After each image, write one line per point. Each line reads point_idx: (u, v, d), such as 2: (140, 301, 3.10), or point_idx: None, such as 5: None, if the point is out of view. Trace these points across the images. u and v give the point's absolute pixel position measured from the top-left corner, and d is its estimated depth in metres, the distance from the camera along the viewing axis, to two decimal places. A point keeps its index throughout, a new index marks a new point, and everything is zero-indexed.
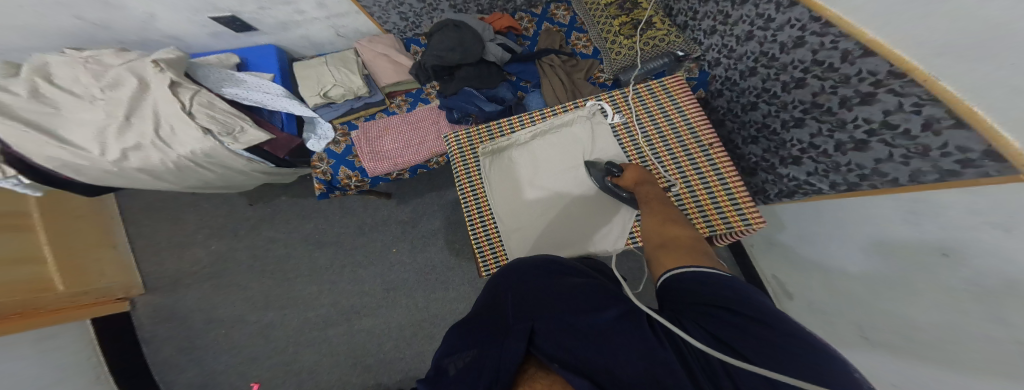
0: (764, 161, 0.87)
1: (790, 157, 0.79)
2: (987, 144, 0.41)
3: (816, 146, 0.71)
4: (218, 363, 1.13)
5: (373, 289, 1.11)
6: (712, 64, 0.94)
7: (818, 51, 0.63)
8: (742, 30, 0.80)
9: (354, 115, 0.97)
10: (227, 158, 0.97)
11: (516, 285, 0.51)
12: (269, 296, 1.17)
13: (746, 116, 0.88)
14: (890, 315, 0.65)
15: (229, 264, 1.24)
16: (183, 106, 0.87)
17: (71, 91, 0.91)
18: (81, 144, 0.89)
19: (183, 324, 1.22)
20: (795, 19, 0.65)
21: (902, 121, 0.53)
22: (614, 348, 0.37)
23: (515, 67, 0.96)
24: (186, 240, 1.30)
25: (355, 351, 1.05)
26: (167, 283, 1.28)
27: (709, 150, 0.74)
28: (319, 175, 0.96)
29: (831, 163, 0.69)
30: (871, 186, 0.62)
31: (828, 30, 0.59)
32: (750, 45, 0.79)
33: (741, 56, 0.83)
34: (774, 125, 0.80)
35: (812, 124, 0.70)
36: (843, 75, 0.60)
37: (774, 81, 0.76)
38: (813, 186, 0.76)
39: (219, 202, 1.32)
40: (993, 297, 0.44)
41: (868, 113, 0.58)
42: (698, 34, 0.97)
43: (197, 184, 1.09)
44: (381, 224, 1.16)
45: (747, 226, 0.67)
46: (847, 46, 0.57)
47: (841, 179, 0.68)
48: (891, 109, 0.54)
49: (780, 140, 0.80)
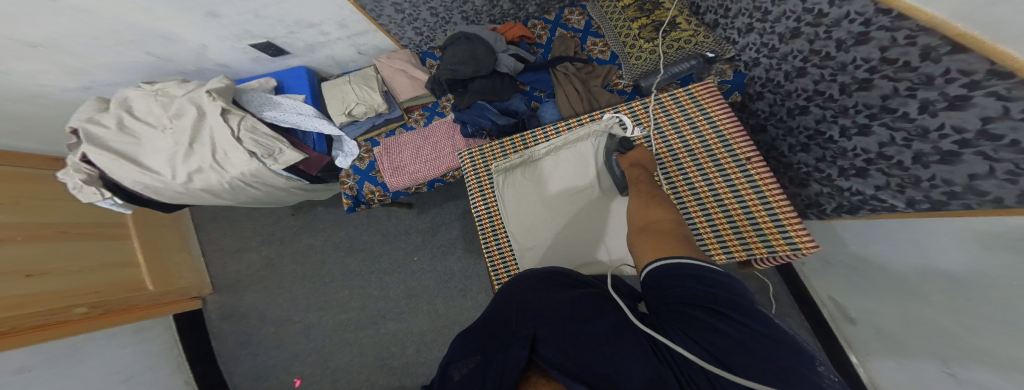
0: (819, 171, 0.78)
1: (854, 168, 0.70)
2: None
3: (888, 156, 0.62)
4: (269, 357, 1.27)
5: (398, 295, 1.17)
6: (749, 65, 0.86)
7: (888, 48, 0.54)
8: (787, 27, 0.73)
9: (375, 131, 1.03)
10: (269, 177, 1.07)
11: (518, 297, 0.51)
12: (308, 299, 1.28)
13: (794, 121, 0.80)
14: (982, 352, 0.55)
15: (276, 269, 1.38)
16: (231, 131, 0.97)
17: (146, 121, 1.05)
18: (156, 168, 1.03)
19: (241, 321, 1.38)
20: (856, 12, 0.57)
21: (1008, 131, 0.42)
22: (611, 351, 0.37)
23: (528, 77, 0.91)
24: (242, 246, 1.46)
25: (382, 353, 1.11)
26: (228, 284, 1.45)
27: (746, 165, 0.68)
28: (346, 190, 1.04)
29: (909, 177, 0.59)
30: (963, 205, 0.51)
31: (900, 25, 0.51)
32: (798, 43, 0.72)
33: (787, 56, 0.75)
34: (831, 131, 0.72)
35: (881, 130, 0.61)
36: (924, 75, 0.50)
37: (829, 82, 0.68)
38: (885, 201, 0.65)
39: (266, 213, 1.47)
40: None
41: (958, 120, 0.48)
42: (731, 33, 0.89)
43: (248, 200, 1.22)
44: (405, 233, 1.22)
45: (794, 251, 0.60)
46: (927, 42, 0.48)
47: (921, 197, 0.58)
48: (993, 115, 0.43)
49: (839, 149, 0.72)
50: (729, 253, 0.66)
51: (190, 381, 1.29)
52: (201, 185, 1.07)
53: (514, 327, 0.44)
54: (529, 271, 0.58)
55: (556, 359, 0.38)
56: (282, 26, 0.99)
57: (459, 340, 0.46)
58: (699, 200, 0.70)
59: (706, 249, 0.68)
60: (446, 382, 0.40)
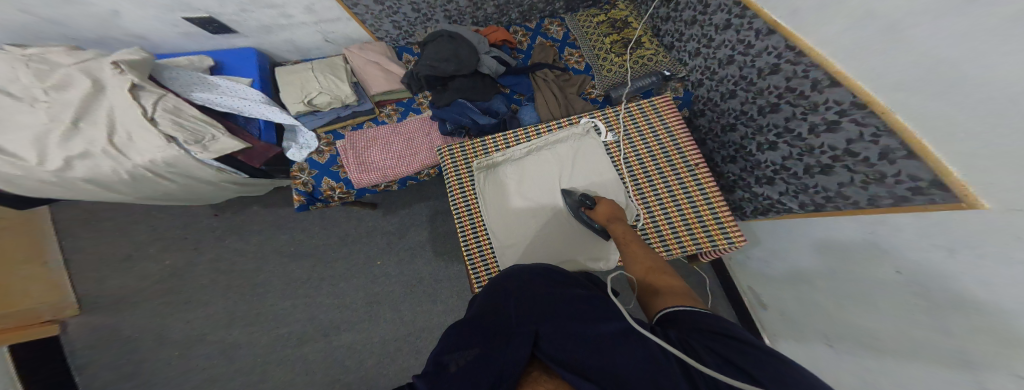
0: (742, 179, 0.96)
1: (764, 177, 0.88)
2: (933, 174, 0.49)
3: (788, 167, 0.80)
4: (174, 387, 1.04)
5: (355, 303, 1.06)
6: (696, 85, 1.00)
7: (791, 78, 0.70)
8: (724, 54, 0.87)
9: (340, 123, 0.94)
10: (193, 167, 0.89)
11: (512, 292, 0.54)
12: (235, 314, 1.09)
13: (725, 137, 0.97)
14: (855, 323, 0.74)
15: (187, 280, 1.14)
16: (144, 112, 0.80)
17: (5, 91, 0.79)
18: (14, 151, 0.77)
19: (130, 348, 1.10)
20: (773, 47, 0.72)
21: (863, 149, 0.61)
22: (613, 352, 0.42)
23: (510, 80, 0.96)
24: (138, 255, 1.18)
25: (334, 368, 0.99)
26: (111, 303, 1.14)
27: (695, 170, 0.83)
28: (300, 186, 0.93)
29: (800, 184, 0.78)
30: (834, 207, 0.72)
31: (800, 60, 0.67)
32: (731, 69, 0.86)
33: (723, 79, 0.90)
34: (750, 146, 0.89)
35: (783, 146, 0.79)
36: (812, 103, 0.68)
37: (751, 104, 0.84)
38: (785, 205, 0.85)
39: (178, 212, 1.22)
40: (944, 310, 0.54)
41: (832, 140, 0.67)
42: (683, 55, 1.02)
43: (157, 195, 1.00)
44: (366, 235, 1.13)
45: (731, 244, 0.76)
46: (817, 76, 0.64)
47: (809, 200, 0.77)
48: (853, 138, 0.62)
49: (755, 161, 0.89)
50: (682, 247, 0.79)
51: None
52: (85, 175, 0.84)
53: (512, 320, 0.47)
54: (518, 267, 0.62)
55: (561, 356, 0.42)
56: (233, 2, 0.87)
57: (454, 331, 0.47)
58: (659, 201, 0.82)
59: (665, 244, 0.80)
60: (442, 373, 0.40)
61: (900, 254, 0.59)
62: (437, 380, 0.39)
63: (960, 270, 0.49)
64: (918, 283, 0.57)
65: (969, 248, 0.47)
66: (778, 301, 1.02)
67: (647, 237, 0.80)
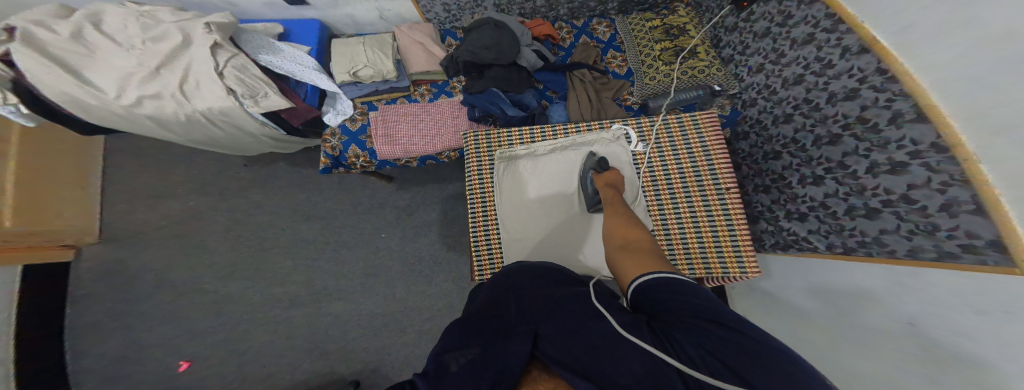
0: (770, 211, 0.90)
1: (796, 212, 0.82)
2: (997, 234, 0.45)
3: (827, 206, 0.74)
4: (162, 330, 1.11)
5: (353, 273, 1.12)
6: (746, 104, 0.94)
7: (868, 107, 0.63)
8: (794, 74, 0.79)
9: (376, 96, 1.02)
10: (242, 119, 0.97)
11: (515, 287, 0.52)
12: (236, 267, 1.15)
13: (765, 164, 0.90)
14: (839, 368, 0.71)
15: (204, 225, 1.20)
16: (217, 66, 0.89)
17: (113, 38, 0.90)
18: (100, 85, 0.86)
19: (129, 283, 1.16)
20: (859, 68, 0.64)
21: (923, 197, 0.56)
22: (615, 356, 0.37)
23: (546, 76, 1.01)
24: (164, 193, 1.24)
25: (316, 336, 1.07)
26: (127, 236, 1.20)
27: (725, 194, 0.80)
28: (328, 149, 0.99)
29: (835, 225, 0.72)
30: (865, 253, 0.66)
31: (888, 86, 0.59)
32: (796, 90, 0.79)
33: (782, 101, 0.83)
34: (791, 177, 0.82)
35: (829, 182, 0.73)
36: (884, 139, 0.61)
37: (807, 132, 0.77)
38: (810, 243, 0.79)
39: (212, 158, 1.28)
40: (939, 363, 0.52)
41: (891, 182, 0.61)
42: (741, 70, 0.95)
43: (200, 139, 1.07)
44: (378, 207, 1.18)
45: (744, 274, 0.76)
46: (901, 108, 0.57)
47: (840, 242, 0.72)
48: (917, 183, 0.56)
49: (792, 194, 0.83)
50: (691, 266, 0.79)
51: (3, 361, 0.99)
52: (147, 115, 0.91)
53: (514, 319, 0.45)
54: (521, 264, 0.59)
55: (562, 358, 0.39)
56: None
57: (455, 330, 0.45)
58: (678, 218, 0.81)
59: (675, 262, 0.80)
60: (443, 372, 0.39)
61: (925, 308, 0.55)
62: (437, 380, 0.38)
63: (973, 328, 0.48)
64: (926, 334, 0.54)
65: (1002, 309, 0.45)
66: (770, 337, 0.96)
67: None
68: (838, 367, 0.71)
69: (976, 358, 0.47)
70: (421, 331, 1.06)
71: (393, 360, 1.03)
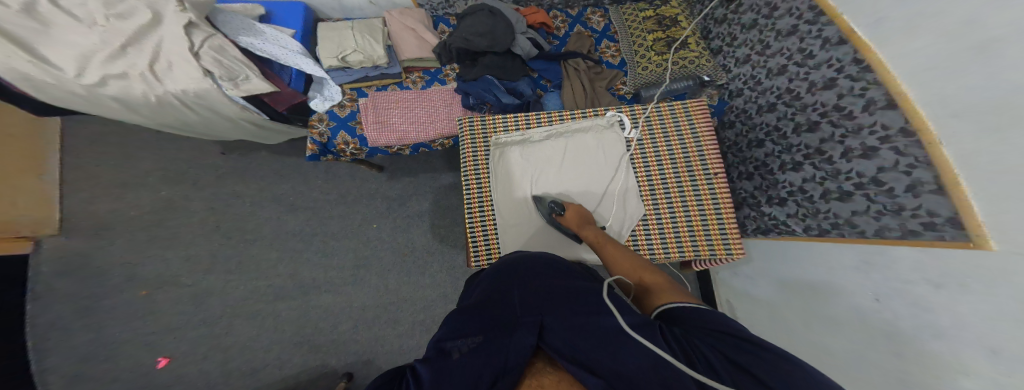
0: (753, 197, 0.93)
1: (776, 197, 0.86)
2: (953, 212, 0.49)
3: (805, 191, 0.77)
4: (134, 326, 1.05)
5: (342, 264, 1.10)
6: (733, 94, 0.98)
7: (845, 96, 0.66)
8: (778, 64, 0.82)
9: (366, 83, 0.97)
10: (219, 101, 0.91)
11: (518, 276, 0.54)
12: (215, 258, 1.11)
13: (749, 153, 0.94)
14: (813, 345, 0.76)
15: (178, 216, 1.14)
16: (190, 46, 0.81)
17: (71, 12, 0.76)
18: (58, 62, 0.76)
19: (96, 278, 1.09)
20: (837, 58, 0.68)
21: (891, 179, 0.60)
22: (620, 351, 0.40)
23: (540, 64, 1.02)
24: (133, 181, 1.16)
25: (305, 329, 1.04)
26: (90, 227, 1.12)
27: (713, 180, 0.84)
28: (315, 135, 0.96)
29: (812, 209, 0.76)
30: (839, 234, 0.71)
31: (863, 75, 0.62)
32: (779, 80, 0.82)
33: (766, 90, 0.86)
34: (773, 164, 0.86)
35: (808, 168, 0.76)
36: (858, 124, 0.64)
37: (788, 121, 0.81)
38: (789, 227, 0.83)
39: (187, 144, 1.21)
40: (899, 337, 0.57)
41: (863, 166, 0.65)
42: (729, 61, 0.99)
43: (174, 123, 1.00)
44: (367, 196, 1.15)
45: (729, 255, 0.81)
46: (874, 95, 0.60)
47: (816, 224, 0.76)
48: (886, 166, 0.60)
49: (773, 180, 0.86)
50: (681, 249, 0.82)
51: None
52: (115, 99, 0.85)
53: (519, 309, 0.46)
54: (526, 254, 0.61)
55: (567, 350, 0.40)
56: None
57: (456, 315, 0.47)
58: (669, 202, 0.84)
59: (666, 247, 0.83)
60: (445, 358, 0.40)
61: (888, 284, 0.60)
62: (439, 366, 0.39)
63: (931, 299, 0.53)
64: (891, 307, 0.59)
65: (953, 280, 0.50)
66: (749, 319, 1.02)
67: (650, 236, 0.83)
68: (812, 345, 0.76)
69: (930, 327, 0.52)
70: (414, 322, 1.05)
71: (384, 353, 1.02)
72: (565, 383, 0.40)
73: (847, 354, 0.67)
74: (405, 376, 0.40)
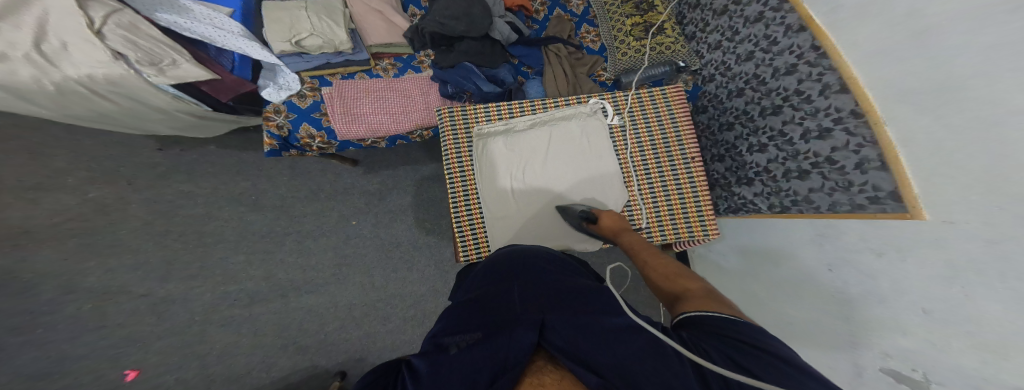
0: (724, 179, 1.00)
1: (744, 178, 0.93)
2: (895, 187, 0.56)
3: (770, 170, 0.84)
4: (83, 344, 0.95)
5: (322, 264, 1.06)
6: (705, 80, 1.01)
7: (804, 81, 0.71)
8: (746, 50, 0.85)
9: (328, 70, 0.87)
10: (142, 90, 0.76)
11: (516, 278, 0.59)
12: (175, 265, 1.02)
13: (720, 136, 0.99)
14: (779, 312, 0.86)
15: (120, 221, 1.02)
16: (91, 24, 0.65)
17: None
18: None
19: (23, 292, 0.95)
20: (797, 45, 0.72)
21: (841, 158, 0.66)
22: (614, 348, 0.44)
23: (521, 50, 0.96)
24: (50, 183, 1.00)
25: (290, 332, 1.02)
26: (5, 237, 0.96)
27: (691, 165, 0.90)
28: (272, 128, 0.86)
29: (775, 187, 0.83)
30: (798, 210, 0.79)
31: (820, 62, 0.67)
32: (747, 66, 0.86)
33: (735, 75, 0.89)
34: (740, 147, 0.92)
35: (772, 149, 0.82)
36: (815, 108, 0.70)
37: (755, 104, 0.85)
38: (755, 205, 0.90)
39: (118, 140, 1.05)
40: (852, 302, 0.66)
41: (819, 147, 0.71)
42: (702, 47, 1.00)
43: (89, 115, 0.84)
44: (343, 192, 1.10)
45: (705, 235, 0.89)
46: (829, 81, 0.66)
47: (778, 202, 0.84)
48: (838, 146, 0.66)
49: (741, 162, 0.92)
50: (663, 232, 0.88)
51: None
52: (4, 93, 0.69)
53: (521, 310, 0.50)
54: (523, 254, 0.67)
55: (568, 347, 0.44)
56: None
57: (458, 317, 0.52)
58: (651, 187, 0.89)
59: (649, 230, 0.89)
60: (444, 353, 0.45)
61: (838, 255, 0.69)
62: (438, 359, 0.44)
63: (878, 268, 0.61)
64: (843, 277, 0.68)
65: (895, 248, 0.57)
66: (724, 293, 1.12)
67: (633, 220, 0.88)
68: (779, 313, 0.86)
69: (877, 294, 0.61)
70: (406, 317, 1.06)
71: (377, 349, 1.03)
72: (567, 379, 0.43)
73: (804, 318, 0.77)
74: (405, 369, 0.45)
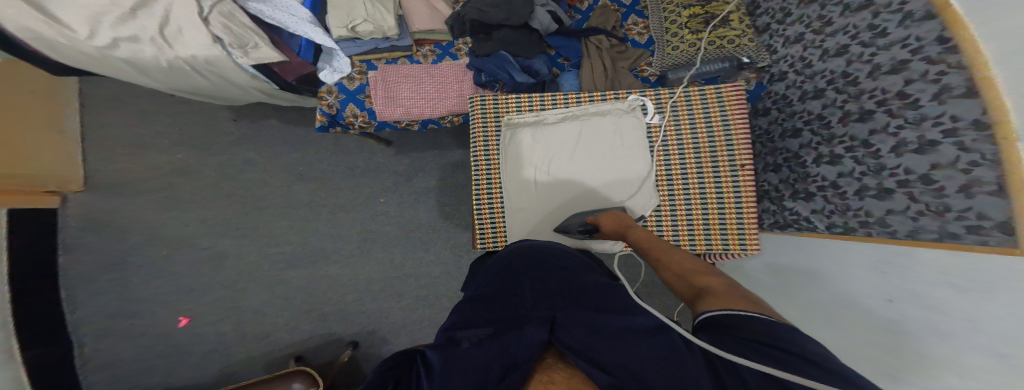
0: (776, 191, 0.90)
1: (804, 192, 0.81)
2: (1009, 216, 0.43)
3: (838, 186, 0.72)
4: (155, 286, 1.12)
5: (349, 236, 1.13)
6: (774, 78, 0.88)
7: (913, 81, 0.55)
8: (838, 43, 0.70)
9: (376, 55, 0.94)
10: (229, 69, 0.89)
11: (529, 272, 0.58)
12: (229, 223, 1.14)
13: (781, 142, 0.88)
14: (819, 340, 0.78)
15: (193, 179, 1.16)
16: (200, 11, 0.77)
17: None
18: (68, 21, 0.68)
19: (119, 234, 1.14)
20: (916, 37, 0.54)
21: (942, 178, 0.52)
22: (624, 348, 0.42)
23: (558, 41, 0.96)
24: (149, 143, 1.18)
25: (313, 299, 1.10)
26: (112, 185, 1.16)
27: (739, 174, 0.83)
28: (324, 106, 0.95)
29: (841, 205, 0.71)
30: (865, 233, 0.67)
31: (946, 57, 0.50)
32: (836, 62, 0.70)
33: (816, 74, 0.76)
34: (806, 157, 0.80)
35: (847, 161, 0.69)
36: (919, 114, 0.55)
37: (835, 108, 0.71)
38: (810, 223, 0.80)
39: (200, 109, 1.20)
40: (901, 335, 0.58)
41: (914, 163, 0.56)
42: (775, 40, 0.87)
43: (189, 89, 1.00)
44: (374, 170, 1.16)
45: (743, 251, 0.84)
46: (949, 81, 0.49)
47: (841, 222, 0.72)
48: (941, 163, 0.52)
49: (804, 173, 0.81)
50: (694, 242, 0.86)
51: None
52: (130, 67, 0.83)
53: (530, 308, 0.49)
54: (539, 247, 0.66)
55: (578, 346, 0.43)
56: None
57: (469, 310, 0.51)
58: (686, 194, 0.85)
59: (679, 239, 0.86)
60: (456, 347, 0.44)
61: (906, 288, 0.58)
62: (449, 352, 0.44)
63: (944, 300, 0.51)
64: (903, 309, 0.58)
65: (977, 283, 0.47)
66: None
67: (662, 225, 0.86)
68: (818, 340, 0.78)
69: (935, 329, 0.52)
70: (417, 297, 1.11)
71: (387, 324, 1.10)
72: (576, 378, 0.42)
73: (848, 347, 0.68)
74: (417, 360, 0.45)
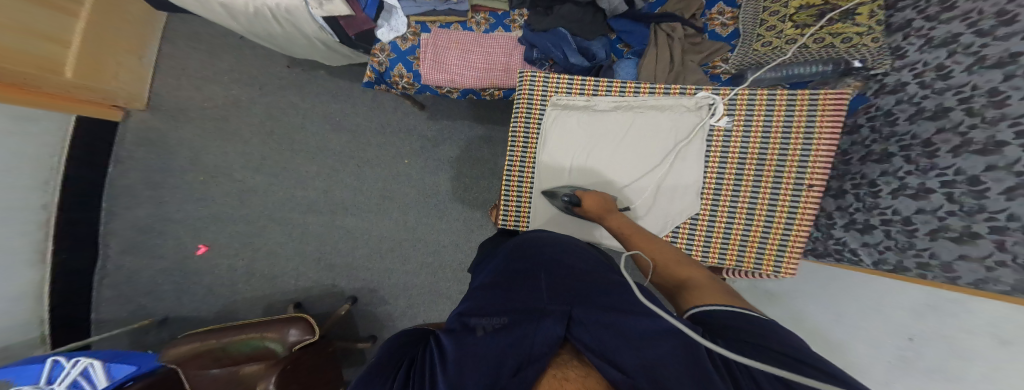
0: (828, 217, 0.80)
1: (863, 223, 0.71)
2: None
3: (909, 222, 0.61)
4: (186, 211, 1.17)
5: (370, 192, 1.16)
6: (884, 91, 0.71)
7: None
8: (1006, 50, 0.50)
9: (433, 18, 0.93)
10: (303, 20, 0.90)
11: (542, 256, 0.51)
12: (263, 161, 1.18)
13: (856, 167, 0.75)
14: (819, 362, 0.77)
15: (240, 116, 1.22)
16: None
17: None
18: None
19: (164, 156, 1.20)
20: None
21: None
22: (646, 349, 0.35)
23: (623, 24, 0.91)
24: (210, 77, 1.25)
25: (324, 249, 1.14)
26: (169, 109, 1.23)
27: (801, 193, 0.74)
28: (374, 63, 0.96)
29: (904, 242, 0.62)
30: (920, 275, 0.59)
31: None
32: (985, 77, 0.53)
33: (945, 89, 0.59)
34: (884, 186, 0.67)
35: (936, 197, 0.57)
36: None
37: (948, 135, 0.57)
38: (857, 256, 0.71)
39: (261, 53, 1.26)
40: (917, 373, 0.57)
41: None
42: (908, 43, 0.68)
43: (261, 34, 1.01)
44: (405, 131, 1.18)
45: (775, 273, 0.78)
46: None
47: (895, 260, 0.63)
48: None
49: (873, 203, 0.69)
50: (724, 253, 0.81)
51: (49, 207, 1.07)
52: (221, 8, 0.89)
53: (545, 299, 0.41)
54: (546, 234, 0.58)
55: (598, 346, 0.35)
56: None
57: (484, 293, 0.44)
58: (733, 205, 0.79)
59: (708, 251, 0.81)
60: (467, 332, 0.38)
61: (941, 332, 0.54)
62: (460, 336, 0.38)
63: (980, 352, 0.48)
64: (923, 351, 0.57)
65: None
66: None
67: (694, 234, 0.81)
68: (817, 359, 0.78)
69: (953, 376, 0.51)
70: (422, 263, 1.13)
71: (390, 284, 1.13)
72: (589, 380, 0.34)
73: (855, 362, 0.68)
74: (429, 344, 0.39)
